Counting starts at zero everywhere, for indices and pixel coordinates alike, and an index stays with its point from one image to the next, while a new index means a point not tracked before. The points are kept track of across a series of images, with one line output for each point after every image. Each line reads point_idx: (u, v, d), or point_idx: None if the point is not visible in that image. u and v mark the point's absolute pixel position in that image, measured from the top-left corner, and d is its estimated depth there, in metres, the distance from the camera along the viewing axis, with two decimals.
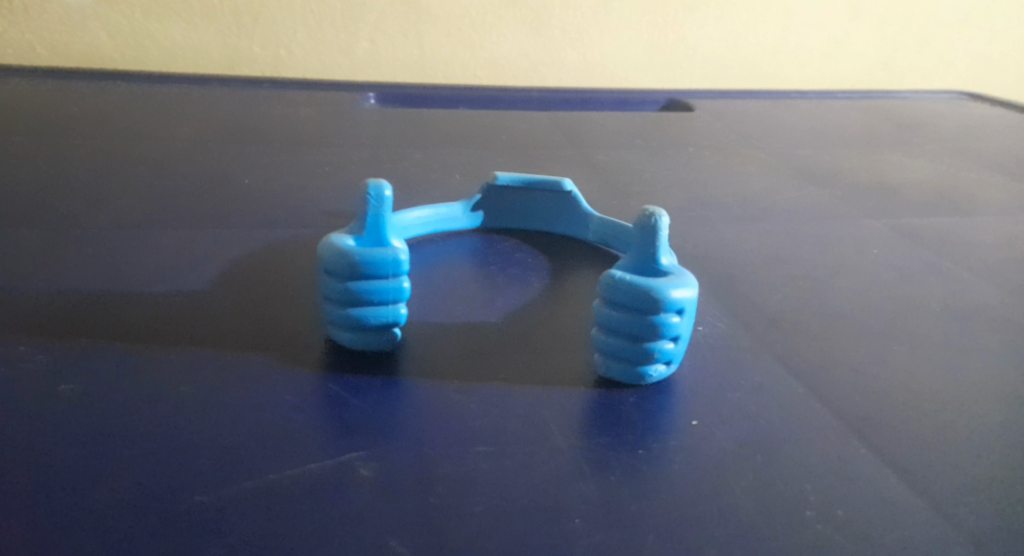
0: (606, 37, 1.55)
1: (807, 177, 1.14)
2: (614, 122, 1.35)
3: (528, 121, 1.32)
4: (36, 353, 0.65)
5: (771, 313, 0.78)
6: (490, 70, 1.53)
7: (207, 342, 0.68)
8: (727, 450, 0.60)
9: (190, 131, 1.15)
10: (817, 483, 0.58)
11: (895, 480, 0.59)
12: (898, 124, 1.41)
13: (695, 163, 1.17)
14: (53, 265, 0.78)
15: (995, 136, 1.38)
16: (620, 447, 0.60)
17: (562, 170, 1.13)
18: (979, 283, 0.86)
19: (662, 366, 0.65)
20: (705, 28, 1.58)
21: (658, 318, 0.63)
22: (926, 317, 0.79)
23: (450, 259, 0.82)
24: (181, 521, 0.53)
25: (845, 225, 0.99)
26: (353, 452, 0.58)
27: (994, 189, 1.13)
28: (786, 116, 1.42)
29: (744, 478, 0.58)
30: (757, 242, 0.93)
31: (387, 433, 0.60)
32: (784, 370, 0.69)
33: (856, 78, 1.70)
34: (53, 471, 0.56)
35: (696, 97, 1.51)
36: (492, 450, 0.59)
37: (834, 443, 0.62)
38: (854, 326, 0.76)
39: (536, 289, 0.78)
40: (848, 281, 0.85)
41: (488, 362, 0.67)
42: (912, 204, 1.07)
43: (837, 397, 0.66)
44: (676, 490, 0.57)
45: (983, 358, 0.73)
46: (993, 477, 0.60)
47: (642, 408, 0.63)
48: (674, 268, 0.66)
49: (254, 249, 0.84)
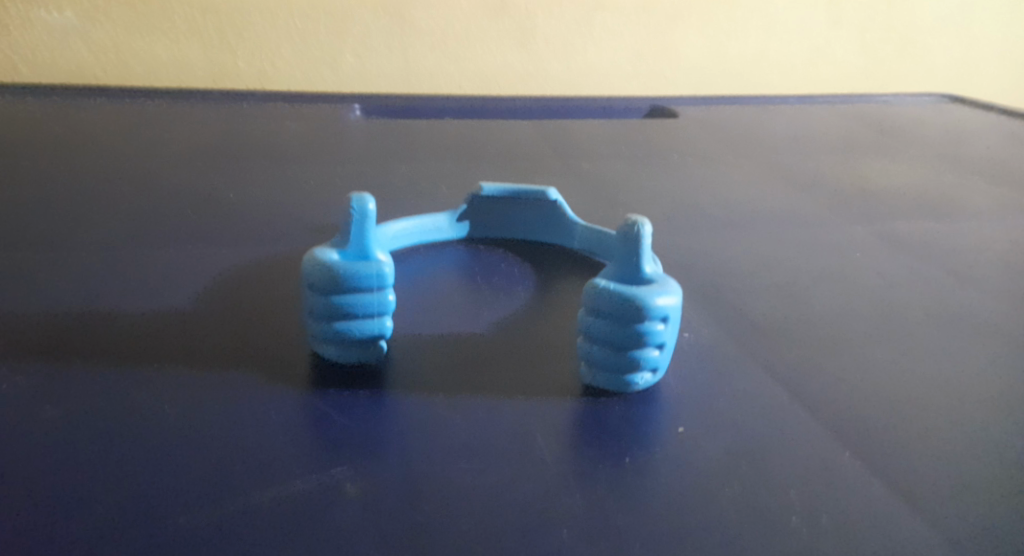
0: (590, 46, 1.56)
1: (792, 185, 1.14)
2: (599, 131, 1.35)
3: (513, 132, 1.33)
4: (17, 374, 0.65)
5: (759, 321, 0.78)
6: (475, 81, 1.53)
7: (190, 359, 0.67)
8: (714, 457, 0.61)
9: (175, 147, 1.15)
10: (804, 489, 0.58)
11: (881, 485, 0.59)
12: (881, 130, 1.42)
13: (679, 172, 1.18)
14: (37, 285, 0.77)
15: (976, 141, 1.38)
16: (607, 457, 0.60)
17: (547, 181, 1.13)
18: (963, 288, 0.87)
19: (647, 373, 0.65)
20: (688, 36, 1.59)
21: (642, 326, 0.63)
22: (911, 322, 0.79)
23: (436, 271, 0.82)
24: (166, 543, 0.53)
25: (830, 232, 0.99)
26: (338, 467, 0.58)
27: (975, 194, 1.14)
28: (770, 123, 1.43)
29: (732, 485, 0.58)
30: (742, 249, 0.93)
31: (373, 448, 0.59)
32: (771, 377, 0.69)
33: (838, 84, 1.71)
34: (37, 493, 0.55)
35: (680, 105, 1.51)
36: (478, 464, 0.59)
37: (820, 448, 0.62)
38: (839, 333, 0.76)
39: (522, 299, 0.78)
40: (832, 287, 0.85)
41: (472, 375, 0.67)
42: (896, 210, 1.07)
43: (821, 402, 0.67)
44: (662, 499, 0.57)
45: (967, 362, 0.73)
46: (978, 482, 0.60)
47: (629, 417, 0.63)
48: (657, 275, 0.66)
49: (239, 265, 0.84)
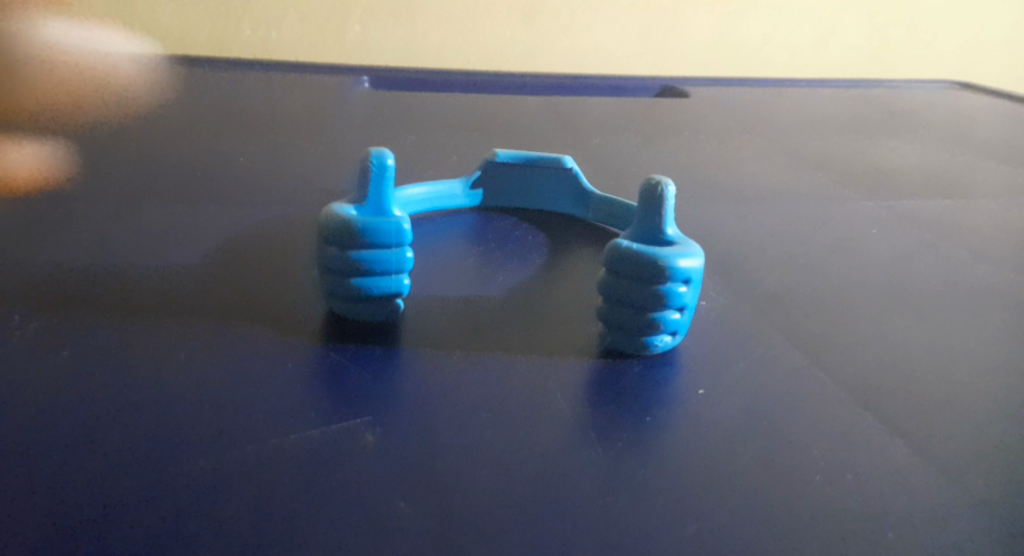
0: (598, 24, 1.55)
1: (803, 163, 1.14)
2: (608, 107, 1.34)
3: (522, 106, 1.32)
4: (27, 324, 0.64)
5: (774, 289, 0.77)
6: (480, 57, 1.53)
7: (202, 313, 0.67)
8: (733, 418, 0.60)
9: (180, 111, 1.14)
10: (824, 450, 0.58)
11: (900, 449, 0.59)
12: (890, 112, 1.41)
13: (689, 148, 1.17)
14: (43, 238, 0.76)
15: (986, 125, 1.38)
16: (626, 415, 0.59)
17: (556, 153, 1.12)
18: (976, 263, 0.86)
19: (667, 336, 0.64)
20: (697, 16, 1.58)
21: (665, 287, 0.63)
22: (925, 294, 0.79)
23: (448, 235, 0.82)
24: (183, 488, 0.52)
25: (842, 208, 0.98)
26: (355, 417, 0.57)
27: (986, 174, 1.13)
28: (779, 103, 1.42)
29: (751, 444, 0.58)
30: (755, 223, 0.92)
31: (389, 400, 0.59)
32: (788, 343, 0.69)
33: (846, 69, 1.70)
34: (50, 438, 0.55)
35: (689, 84, 1.50)
36: (496, 418, 0.58)
37: (838, 411, 0.62)
38: (855, 302, 0.76)
39: (535, 264, 0.78)
40: (846, 260, 0.84)
41: (488, 334, 0.66)
42: (908, 188, 1.06)
43: (839, 368, 0.66)
44: (682, 456, 0.56)
45: (983, 334, 0.73)
46: (998, 447, 0.60)
47: (647, 377, 0.63)
48: (679, 238, 0.66)
49: (248, 225, 0.83)
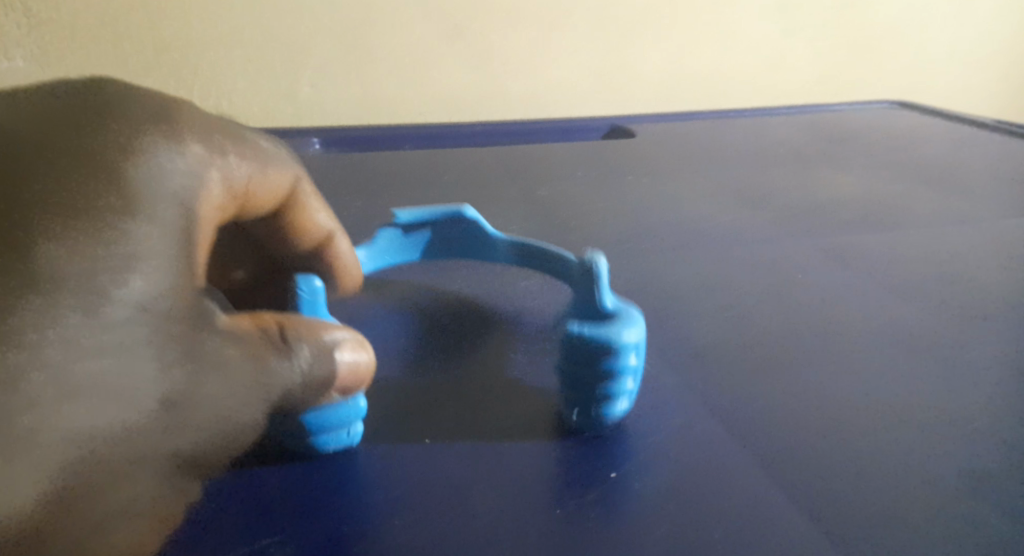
0: (547, 67, 1.58)
1: (741, 201, 1.17)
2: (556, 153, 1.37)
3: (470, 158, 1.34)
4: None
5: (699, 348, 0.80)
6: (433, 106, 1.58)
7: None
8: (644, 501, 0.63)
9: None
10: (727, 530, 0.61)
11: (801, 522, 0.62)
12: (833, 139, 1.44)
13: (632, 193, 1.20)
14: None
15: (925, 146, 1.41)
16: (537, 507, 0.62)
17: (501, 208, 1.15)
18: (899, 303, 0.89)
19: (626, 404, 0.68)
20: (643, 54, 1.61)
21: (618, 362, 0.66)
22: (846, 341, 0.81)
23: (384, 311, 0.84)
24: None
25: (775, 250, 1.01)
26: (271, 534, 0.61)
27: (920, 203, 1.16)
28: (724, 136, 1.45)
29: (657, 531, 0.61)
30: (688, 272, 0.95)
31: (308, 511, 0.62)
32: (707, 410, 0.71)
33: (794, 92, 1.73)
34: None
35: (638, 121, 1.53)
36: (411, 519, 0.62)
37: (747, 483, 0.65)
38: (776, 356, 0.79)
39: (468, 335, 0.80)
40: (773, 310, 0.87)
41: (414, 424, 0.69)
42: (842, 223, 1.09)
43: (753, 433, 0.69)
44: (586, 549, 0.60)
45: (899, 380, 0.75)
46: (898, 508, 0.63)
47: (564, 461, 0.66)
48: (619, 307, 0.69)
49: None
